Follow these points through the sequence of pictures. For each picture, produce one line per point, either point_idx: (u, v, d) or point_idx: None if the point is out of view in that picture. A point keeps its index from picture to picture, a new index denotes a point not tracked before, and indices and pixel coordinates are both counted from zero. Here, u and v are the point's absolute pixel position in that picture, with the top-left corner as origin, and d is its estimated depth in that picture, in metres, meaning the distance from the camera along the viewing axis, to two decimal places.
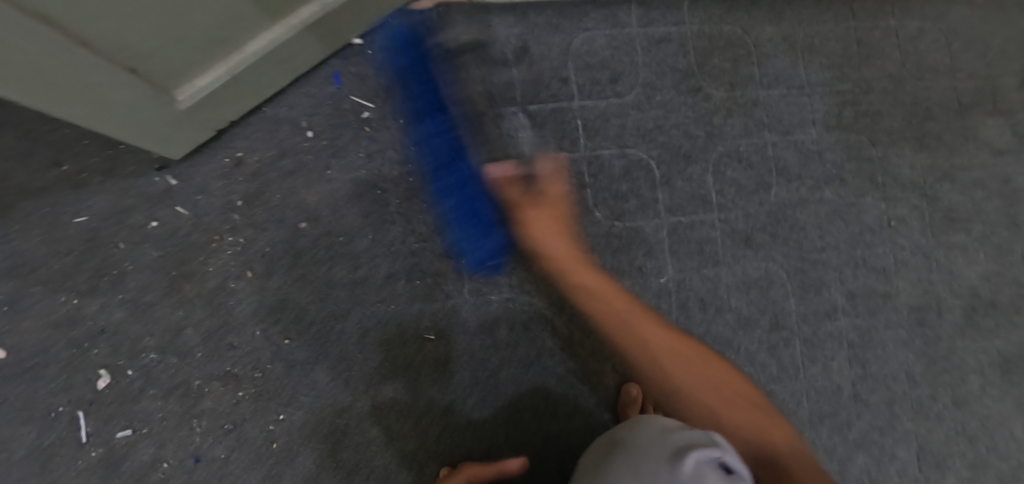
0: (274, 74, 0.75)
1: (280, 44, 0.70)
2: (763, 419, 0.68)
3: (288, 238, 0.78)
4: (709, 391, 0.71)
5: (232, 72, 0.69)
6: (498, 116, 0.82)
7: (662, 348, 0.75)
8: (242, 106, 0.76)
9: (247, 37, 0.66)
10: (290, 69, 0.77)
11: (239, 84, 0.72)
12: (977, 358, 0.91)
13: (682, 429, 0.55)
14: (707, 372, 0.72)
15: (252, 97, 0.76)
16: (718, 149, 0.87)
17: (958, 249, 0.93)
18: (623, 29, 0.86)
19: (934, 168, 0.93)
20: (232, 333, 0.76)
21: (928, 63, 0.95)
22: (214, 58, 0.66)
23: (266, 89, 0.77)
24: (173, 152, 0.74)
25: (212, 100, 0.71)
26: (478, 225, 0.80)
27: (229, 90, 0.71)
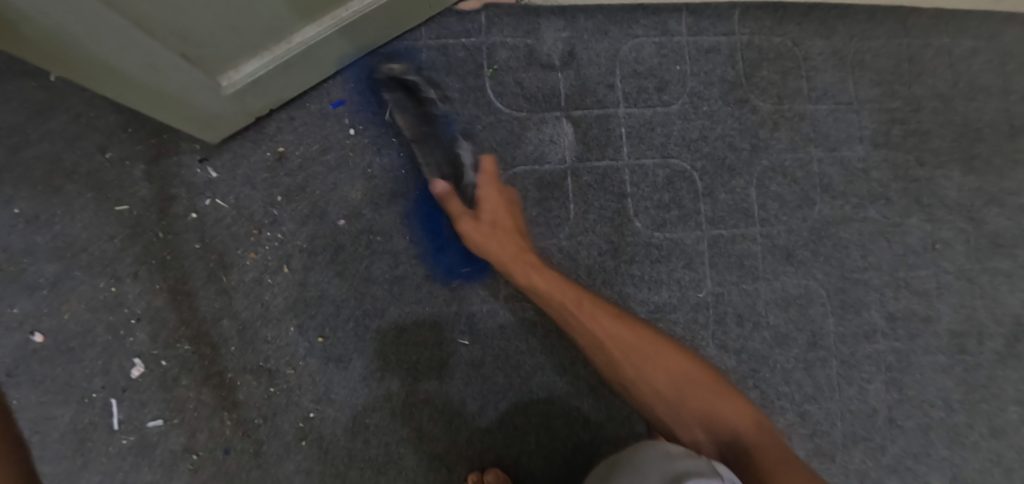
0: (318, 65, 0.74)
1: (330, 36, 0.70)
2: (722, 403, 0.60)
3: (327, 234, 0.77)
4: (647, 374, 0.62)
5: (279, 60, 0.68)
6: (541, 121, 0.81)
7: (594, 328, 0.65)
8: (283, 94, 0.76)
9: (297, 26, 0.66)
10: (336, 60, 0.76)
11: (285, 74, 0.71)
12: (1018, 388, 0.89)
13: (687, 455, 0.52)
14: (642, 342, 0.63)
15: (295, 86, 0.76)
16: (762, 163, 0.85)
17: (1003, 275, 0.90)
18: (672, 37, 0.85)
19: (981, 191, 0.91)
20: (268, 327, 0.76)
21: (980, 83, 0.93)
22: (262, 45, 0.65)
23: (309, 79, 0.76)
24: (212, 136, 0.74)
25: (256, 88, 0.70)
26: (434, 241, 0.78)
27: (274, 79, 0.71)
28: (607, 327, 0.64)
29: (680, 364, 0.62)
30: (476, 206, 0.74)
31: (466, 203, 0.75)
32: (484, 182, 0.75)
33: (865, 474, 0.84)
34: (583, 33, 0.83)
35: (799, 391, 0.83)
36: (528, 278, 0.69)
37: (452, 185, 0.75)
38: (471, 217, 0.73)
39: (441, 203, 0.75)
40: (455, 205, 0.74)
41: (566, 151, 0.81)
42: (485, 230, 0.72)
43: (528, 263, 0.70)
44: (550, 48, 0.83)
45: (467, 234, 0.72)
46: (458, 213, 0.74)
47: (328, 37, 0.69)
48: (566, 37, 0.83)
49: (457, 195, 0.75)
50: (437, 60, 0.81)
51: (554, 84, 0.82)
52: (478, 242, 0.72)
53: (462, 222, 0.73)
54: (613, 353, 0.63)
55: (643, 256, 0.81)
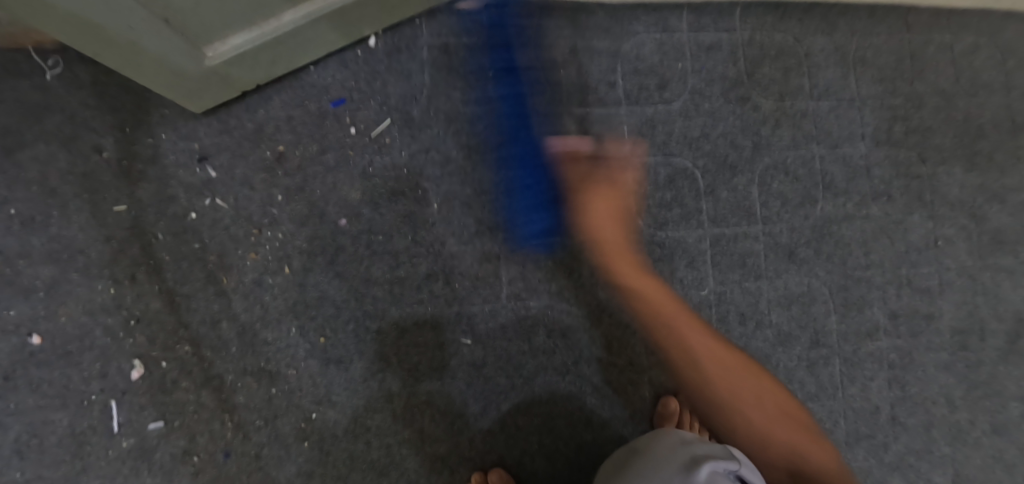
0: (307, 45, 0.73)
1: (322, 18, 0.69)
2: (804, 440, 0.62)
3: (327, 234, 0.77)
4: (731, 390, 0.66)
5: (266, 37, 0.68)
6: (542, 119, 0.80)
7: (676, 319, 0.72)
8: (270, 71, 0.75)
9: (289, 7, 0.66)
10: (325, 41, 0.75)
11: (272, 51, 0.71)
12: (1020, 385, 0.89)
13: (703, 441, 0.56)
14: (728, 360, 0.68)
15: (282, 64, 0.75)
16: (764, 160, 0.85)
17: (1004, 272, 0.90)
18: (673, 34, 0.84)
19: (983, 188, 0.91)
20: (268, 329, 0.76)
21: (981, 80, 0.93)
22: (249, 21, 0.65)
23: (297, 59, 0.76)
24: (197, 106, 0.74)
25: (241, 62, 0.70)
26: (534, 200, 0.79)
27: (262, 56, 0.71)
28: (694, 339, 0.70)
29: (773, 393, 0.67)
30: (602, 179, 0.77)
31: (590, 168, 0.78)
32: (613, 162, 0.79)
33: (868, 471, 0.84)
34: (583, 31, 0.83)
35: (802, 390, 0.83)
36: (631, 278, 0.76)
37: (583, 150, 0.79)
38: (586, 191, 0.76)
39: (562, 163, 0.78)
40: (580, 169, 0.78)
41: (567, 150, 0.80)
42: (614, 219, 0.76)
43: (631, 265, 0.76)
44: (550, 46, 0.82)
45: (582, 206, 0.76)
46: (596, 185, 0.76)
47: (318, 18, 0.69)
48: (566, 35, 0.82)
49: (582, 160, 0.78)
50: (437, 58, 0.80)
51: (555, 82, 0.81)
52: (595, 226, 0.76)
53: (580, 193, 0.76)
54: (693, 357, 0.69)
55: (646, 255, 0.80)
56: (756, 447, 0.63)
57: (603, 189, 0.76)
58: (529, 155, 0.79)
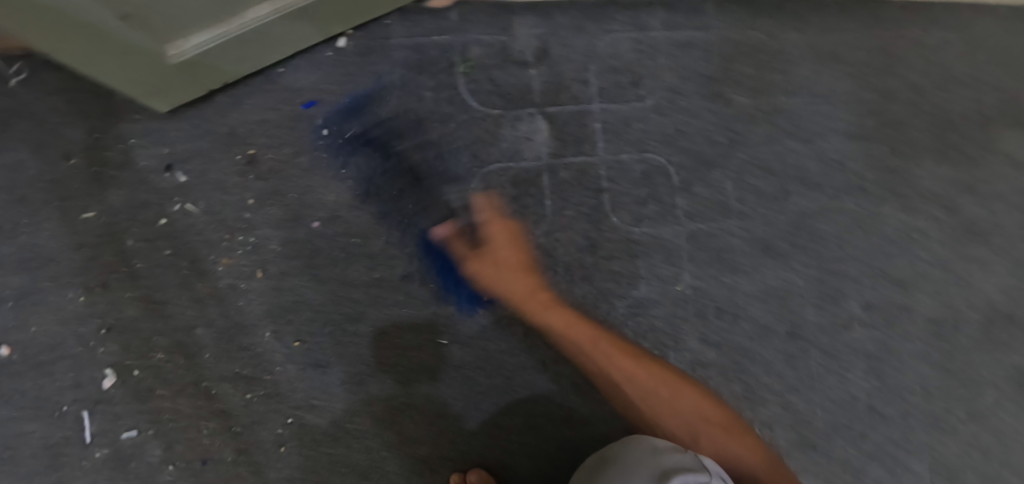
0: (274, 44, 0.74)
1: (288, 15, 0.69)
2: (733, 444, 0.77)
3: (301, 238, 0.76)
4: (663, 414, 0.78)
5: (230, 35, 0.67)
6: (516, 119, 0.81)
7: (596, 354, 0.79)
8: (237, 70, 0.75)
9: (254, 5, 0.65)
10: (293, 40, 0.75)
11: (239, 50, 0.71)
12: (994, 372, 0.91)
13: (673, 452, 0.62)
14: (654, 381, 0.79)
15: (249, 63, 0.75)
16: (739, 156, 0.85)
17: (977, 262, 0.92)
18: (647, 31, 0.85)
19: (954, 179, 0.92)
20: (243, 333, 0.75)
21: (951, 73, 0.94)
22: (214, 21, 0.64)
23: (265, 58, 0.76)
24: (161, 103, 0.73)
25: (207, 61, 0.70)
26: (451, 279, 0.78)
27: (227, 52, 0.70)
28: (619, 365, 0.79)
29: (694, 394, 0.80)
30: (487, 246, 0.79)
31: (468, 242, 0.78)
32: (487, 220, 0.79)
33: (847, 462, 0.85)
34: (557, 30, 0.83)
35: (780, 382, 0.84)
36: (548, 318, 0.79)
37: (457, 226, 0.78)
38: (490, 251, 0.79)
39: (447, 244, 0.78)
40: (461, 246, 0.78)
41: (542, 148, 0.80)
42: (512, 267, 0.79)
43: (546, 306, 0.79)
44: (524, 45, 0.82)
45: (478, 271, 0.78)
46: (465, 250, 0.78)
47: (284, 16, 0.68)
48: (540, 34, 0.83)
49: (459, 235, 0.78)
50: (411, 59, 0.80)
51: (529, 82, 0.81)
52: (495, 282, 0.78)
53: (472, 262, 0.78)
54: (616, 381, 0.79)
55: (622, 252, 0.81)
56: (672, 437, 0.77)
57: (477, 251, 0.78)
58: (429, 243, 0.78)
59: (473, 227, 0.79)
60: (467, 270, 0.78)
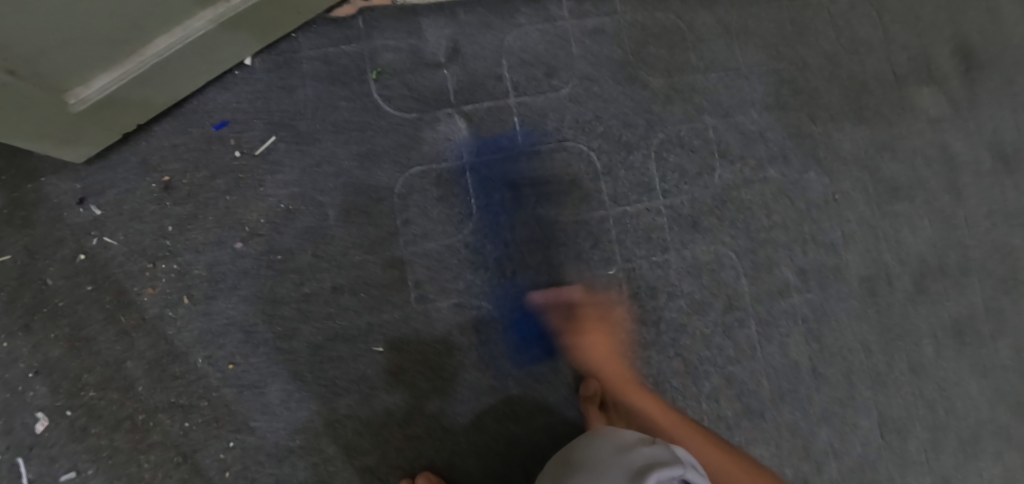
0: (180, 78, 0.72)
1: (185, 48, 0.68)
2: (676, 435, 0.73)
3: (226, 260, 0.75)
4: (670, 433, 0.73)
5: (131, 76, 0.65)
6: (433, 121, 0.80)
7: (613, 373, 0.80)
8: (147, 110, 0.73)
9: (146, 40, 0.63)
10: (199, 72, 0.73)
11: (143, 89, 0.69)
12: (930, 322, 0.94)
13: (644, 445, 0.63)
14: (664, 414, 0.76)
15: (158, 101, 0.73)
16: (660, 136, 0.86)
17: (902, 218, 0.95)
18: (556, 22, 0.84)
19: (873, 139, 0.95)
20: (175, 362, 0.74)
21: (861, 38, 0.96)
22: (108, 61, 0.62)
23: (173, 94, 0.74)
24: (77, 156, 0.71)
25: (112, 105, 0.67)
26: (523, 341, 0.80)
27: (132, 94, 0.68)
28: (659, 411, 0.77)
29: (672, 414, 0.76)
30: (585, 321, 0.81)
31: (565, 317, 0.81)
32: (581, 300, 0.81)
33: (795, 425, 0.87)
34: (465, 27, 0.82)
35: (722, 354, 0.85)
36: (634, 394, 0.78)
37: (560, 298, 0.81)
38: (581, 330, 0.80)
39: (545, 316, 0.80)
40: (558, 319, 0.81)
41: (462, 147, 0.80)
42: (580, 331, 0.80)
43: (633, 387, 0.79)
44: (434, 46, 0.81)
45: (574, 348, 0.80)
46: (591, 325, 0.81)
47: (182, 48, 0.67)
48: (448, 33, 0.81)
49: (560, 309, 0.81)
50: (319, 70, 0.78)
51: (441, 82, 0.81)
52: (599, 363, 0.80)
53: (570, 337, 0.80)
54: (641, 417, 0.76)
55: (550, 243, 0.81)
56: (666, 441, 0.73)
57: (592, 321, 0.81)
58: (518, 313, 0.80)
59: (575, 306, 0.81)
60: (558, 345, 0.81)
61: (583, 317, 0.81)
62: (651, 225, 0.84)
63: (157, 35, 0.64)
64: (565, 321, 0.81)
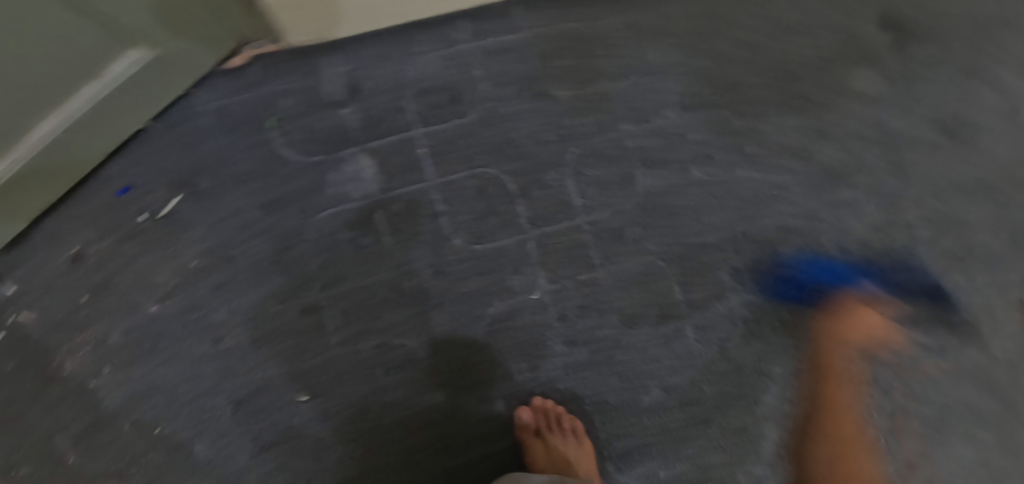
0: (78, 154, 0.71)
1: (75, 124, 0.66)
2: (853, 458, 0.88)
3: (143, 323, 0.75)
4: (830, 453, 0.87)
5: (24, 161, 0.64)
6: (338, 161, 0.79)
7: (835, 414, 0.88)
8: (51, 189, 0.72)
9: (35, 124, 0.62)
10: (96, 144, 0.72)
11: (40, 171, 0.68)
12: (881, 309, 0.90)
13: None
14: (844, 425, 0.88)
15: (61, 180, 0.72)
16: (574, 151, 0.84)
17: (843, 205, 0.91)
18: (456, 46, 0.83)
19: (804, 127, 0.92)
20: (105, 429, 0.74)
21: (783, 23, 0.93)
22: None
23: (77, 170, 0.73)
24: None
25: (10, 192, 0.66)
26: (829, 276, 0.89)
27: (30, 178, 0.67)
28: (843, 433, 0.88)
29: (848, 424, 0.88)
30: (877, 313, 0.88)
31: (868, 301, 0.89)
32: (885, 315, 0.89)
33: (744, 431, 0.85)
34: (363, 63, 0.81)
35: (660, 367, 0.83)
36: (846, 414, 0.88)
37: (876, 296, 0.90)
38: (861, 315, 0.88)
39: (841, 292, 0.89)
40: (862, 296, 0.89)
41: (371, 186, 0.79)
42: (838, 340, 0.88)
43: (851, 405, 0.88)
44: (332, 86, 0.80)
45: (845, 325, 0.88)
46: (863, 315, 0.88)
47: (71, 125, 0.66)
48: (346, 71, 0.81)
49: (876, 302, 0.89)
50: (218, 122, 0.78)
51: (342, 121, 0.80)
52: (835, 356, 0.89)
53: (857, 313, 0.88)
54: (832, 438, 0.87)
55: (470, 271, 0.80)
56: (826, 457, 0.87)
57: (874, 317, 0.88)
58: (833, 266, 0.90)
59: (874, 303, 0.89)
60: (851, 311, 0.88)
61: (849, 313, 0.88)
62: (576, 243, 0.83)
63: (46, 117, 0.62)
64: (857, 300, 0.89)
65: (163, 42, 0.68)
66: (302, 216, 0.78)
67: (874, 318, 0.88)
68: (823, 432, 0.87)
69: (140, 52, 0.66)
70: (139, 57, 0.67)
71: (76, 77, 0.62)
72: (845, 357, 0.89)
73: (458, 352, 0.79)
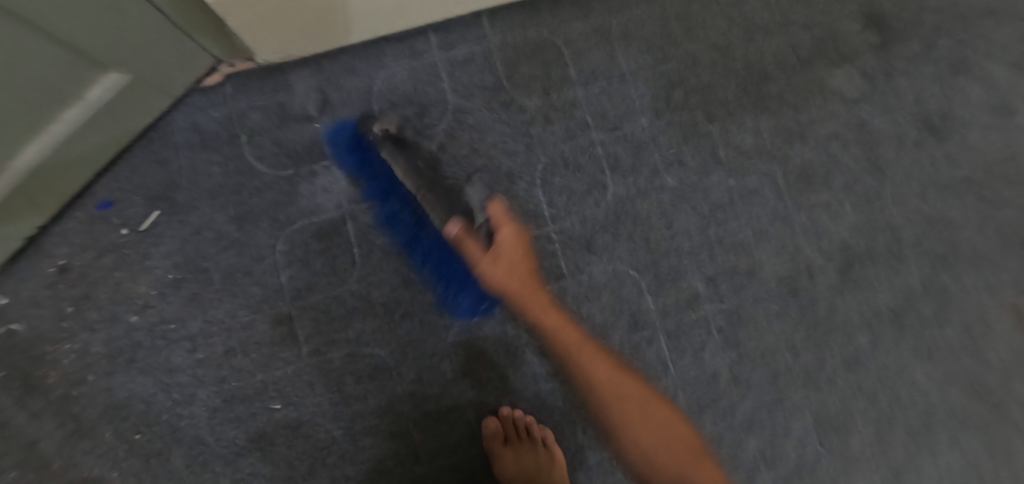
0: (61, 179, 0.72)
1: (58, 152, 0.67)
2: (634, 412, 0.72)
3: (121, 335, 0.77)
4: (623, 405, 0.73)
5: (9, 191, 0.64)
6: (308, 174, 0.81)
7: (587, 363, 0.75)
8: (39, 215, 0.73)
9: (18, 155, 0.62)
10: (80, 168, 0.73)
11: (25, 199, 0.68)
12: (862, 313, 0.89)
13: None
14: (620, 385, 0.74)
15: (48, 205, 0.73)
16: (542, 159, 0.84)
17: (821, 207, 0.89)
18: (423, 57, 0.84)
19: (780, 129, 0.90)
20: (84, 438, 0.75)
21: (757, 24, 0.92)
22: None
23: (61, 195, 0.74)
24: None
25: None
26: (449, 284, 0.80)
27: (16, 206, 0.68)
28: (607, 380, 0.74)
29: (626, 383, 0.74)
30: (501, 256, 0.77)
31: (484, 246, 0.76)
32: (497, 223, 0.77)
33: (720, 438, 0.84)
34: (331, 76, 0.82)
35: None
36: (594, 366, 0.75)
37: (463, 227, 0.75)
38: (499, 249, 0.76)
39: (459, 247, 0.76)
40: (475, 251, 0.75)
41: (342, 196, 0.80)
42: (507, 270, 0.77)
43: (594, 350, 0.76)
44: (303, 99, 0.81)
45: (486, 275, 0.76)
46: (500, 229, 0.77)
47: (55, 153, 0.66)
48: (315, 85, 0.82)
49: (473, 234, 0.76)
50: (191, 138, 0.80)
51: (312, 134, 0.81)
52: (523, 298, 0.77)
53: (484, 266, 0.76)
54: (619, 398, 0.73)
55: (438, 280, 0.81)
56: (615, 408, 0.73)
57: (494, 251, 0.76)
58: (437, 249, 0.80)
59: (485, 232, 0.76)
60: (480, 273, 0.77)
61: (493, 232, 0.78)
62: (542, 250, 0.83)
63: (30, 147, 0.63)
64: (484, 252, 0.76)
65: (139, 66, 0.68)
66: (272, 229, 0.79)
67: (499, 247, 0.76)
68: (595, 388, 0.74)
69: (116, 76, 0.67)
70: (115, 80, 0.67)
71: (54, 103, 0.62)
72: (543, 303, 0.77)
73: (426, 362, 0.80)
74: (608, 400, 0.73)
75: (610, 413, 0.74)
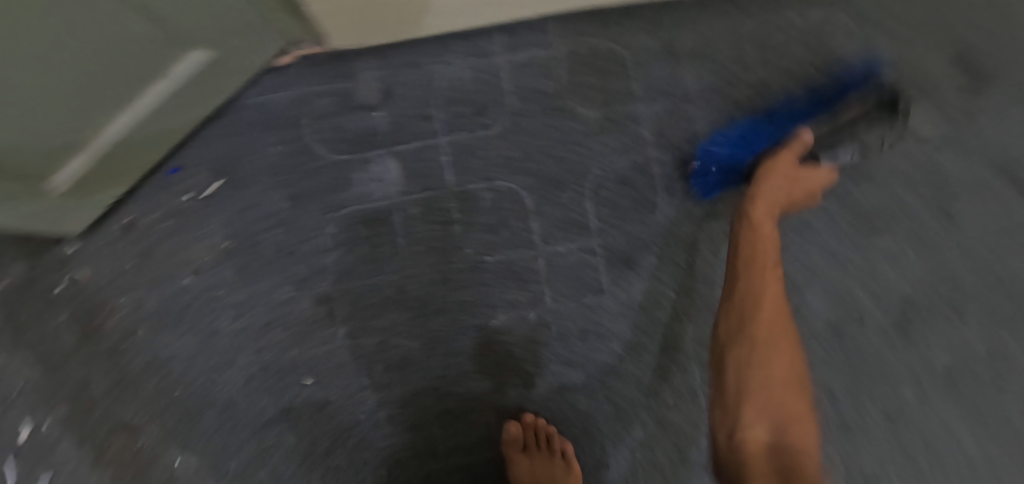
0: (147, 147, 0.75)
1: (145, 120, 0.70)
2: (784, 391, 0.66)
3: (172, 295, 0.81)
4: (763, 362, 0.67)
5: (101, 155, 0.68)
6: (363, 161, 0.83)
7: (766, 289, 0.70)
8: (127, 179, 0.77)
9: (111, 122, 0.65)
10: (162, 138, 0.77)
11: (115, 164, 0.72)
12: (913, 369, 0.84)
13: None
14: (780, 343, 0.68)
15: (135, 170, 0.77)
16: (593, 170, 0.83)
17: (883, 253, 0.85)
18: (487, 58, 0.84)
19: (849, 166, 0.85)
20: (129, 389, 0.79)
21: (836, 54, 0.87)
22: (83, 147, 0.65)
23: (146, 162, 0.78)
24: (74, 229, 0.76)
25: (90, 184, 0.71)
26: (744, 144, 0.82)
27: (107, 170, 0.71)
28: (774, 332, 0.68)
29: (788, 353, 0.68)
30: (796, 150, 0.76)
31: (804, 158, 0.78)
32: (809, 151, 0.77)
33: None
34: (395, 69, 0.84)
35: (657, 400, 0.82)
36: (769, 301, 0.70)
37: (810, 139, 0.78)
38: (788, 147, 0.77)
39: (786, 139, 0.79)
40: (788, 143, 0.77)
41: (391, 187, 0.82)
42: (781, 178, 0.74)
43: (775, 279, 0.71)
44: (365, 89, 0.83)
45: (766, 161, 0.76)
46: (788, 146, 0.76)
47: (143, 122, 0.69)
48: (381, 76, 0.84)
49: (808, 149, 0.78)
50: (257, 117, 0.83)
51: (371, 123, 0.83)
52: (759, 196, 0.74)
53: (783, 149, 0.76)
54: (764, 351, 0.67)
55: (475, 280, 0.81)
56: (745, 357, 0.67)
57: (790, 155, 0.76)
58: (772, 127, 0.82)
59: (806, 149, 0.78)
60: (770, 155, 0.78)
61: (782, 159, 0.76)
62: (583, 262, 0.82)
63: (121, 116, 0.66)
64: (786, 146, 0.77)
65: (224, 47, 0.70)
66: (323, 210, 0.82)
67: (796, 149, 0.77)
68: (750, 315, 0.69)
69: (204, 53, 0.69)
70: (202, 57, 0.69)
71: (144, 76, 0.64)
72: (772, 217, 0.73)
73: (454, 360, 0.81)
74: (749, 350, 0.67)
75: (747, 362, 0.67)
